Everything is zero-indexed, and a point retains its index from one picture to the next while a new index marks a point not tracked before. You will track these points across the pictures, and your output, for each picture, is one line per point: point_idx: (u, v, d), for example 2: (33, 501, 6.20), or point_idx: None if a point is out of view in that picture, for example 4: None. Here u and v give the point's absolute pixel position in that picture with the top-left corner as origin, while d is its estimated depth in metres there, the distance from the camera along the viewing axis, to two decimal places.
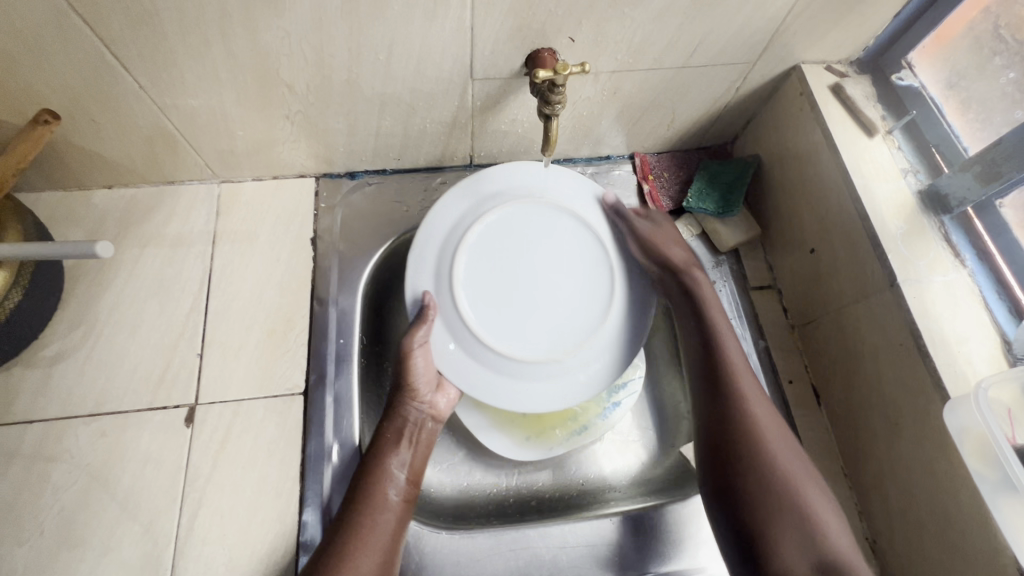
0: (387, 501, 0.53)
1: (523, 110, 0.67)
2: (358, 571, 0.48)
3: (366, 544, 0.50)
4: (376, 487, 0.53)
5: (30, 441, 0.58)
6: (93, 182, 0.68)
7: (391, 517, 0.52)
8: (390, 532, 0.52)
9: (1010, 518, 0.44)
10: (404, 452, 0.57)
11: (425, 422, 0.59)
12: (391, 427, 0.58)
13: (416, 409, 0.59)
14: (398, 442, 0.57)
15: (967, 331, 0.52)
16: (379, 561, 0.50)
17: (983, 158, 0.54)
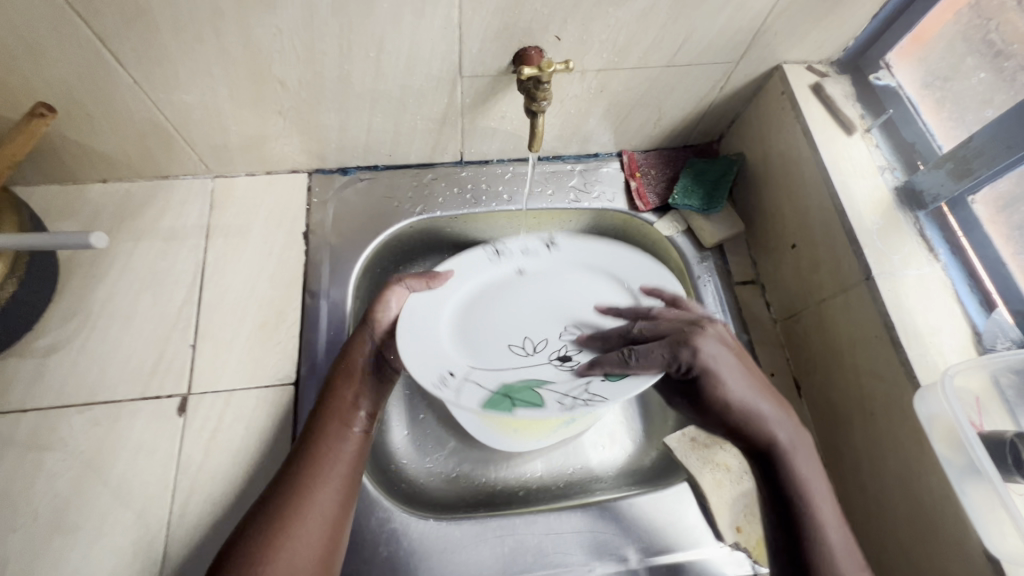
0: (346, 437, 0.54)
1: (512, 108, 0.68)
2: (317, 505, 0.50)
3: (323, 479, 0.51)
4: (334, 424, 0.54)
5: (24, 430, 0.59)
6: (88, 176, 0.70)
7: (349, 451, 0.54)
8: (349, 464, 0.53)
9: (976, 502, 0.46)
10: (360, 389, 0.58)
11: (384, 361, 0.61)
12: (348, 366, 0.59)
13: (372, 346, 0.61)
14: (355, 378, 0.58)
15: (939, 322, 0.54)
16: (339, 497, 0.51)
17: (955, 156, 0.56)
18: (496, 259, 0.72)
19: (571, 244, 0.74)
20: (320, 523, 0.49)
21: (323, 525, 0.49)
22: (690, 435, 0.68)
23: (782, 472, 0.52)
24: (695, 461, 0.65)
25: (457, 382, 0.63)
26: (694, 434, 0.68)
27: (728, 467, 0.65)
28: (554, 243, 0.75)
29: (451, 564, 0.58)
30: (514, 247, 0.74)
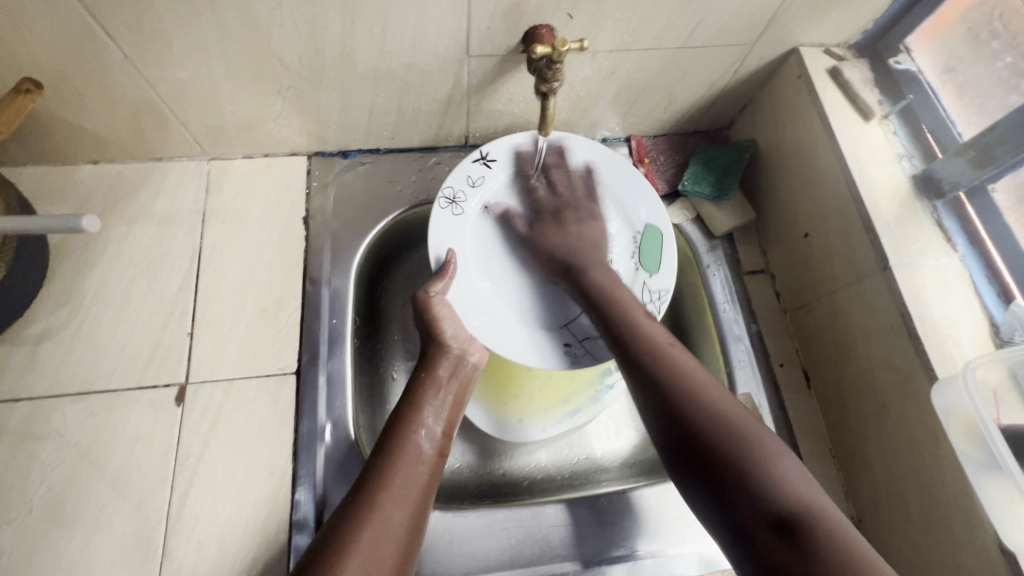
0: (421, 452, 0.52)
1: (520, 90, 0.66)
2: (388, 519, 0.46)
3: (396, 495, 0.48)
4: (411, 436, 0.53)
5: (16, 419, 0.57)
6: (78, 157, 0.67)
7: (424, 469, 0.51)
8: (424, 484, 0.50)
9: (993, 496, 0.46)
10: (439, 404, 0.57)
11: (464, 369, 0.60)
12: (429, 377, 0.58)
13: (452, 360, 0.60)
14: (436, 394, 0.57)
15: (956, 314, 0.53)
16: (412, 512, 0.48)
17: (978, 144, 0.54)
18: (457, 212, 0.65)
19: (506, 144, 0.66)
20: (391, 539, 0.45)
21: (393, 541, 0.45)
22: None
23: (644, 364, 0.51)
24: None
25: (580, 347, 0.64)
26: None
27: None
28: (489, 157, 0.65)
29: (457, 556, 0.57)
30: (460, 186, 0.65)
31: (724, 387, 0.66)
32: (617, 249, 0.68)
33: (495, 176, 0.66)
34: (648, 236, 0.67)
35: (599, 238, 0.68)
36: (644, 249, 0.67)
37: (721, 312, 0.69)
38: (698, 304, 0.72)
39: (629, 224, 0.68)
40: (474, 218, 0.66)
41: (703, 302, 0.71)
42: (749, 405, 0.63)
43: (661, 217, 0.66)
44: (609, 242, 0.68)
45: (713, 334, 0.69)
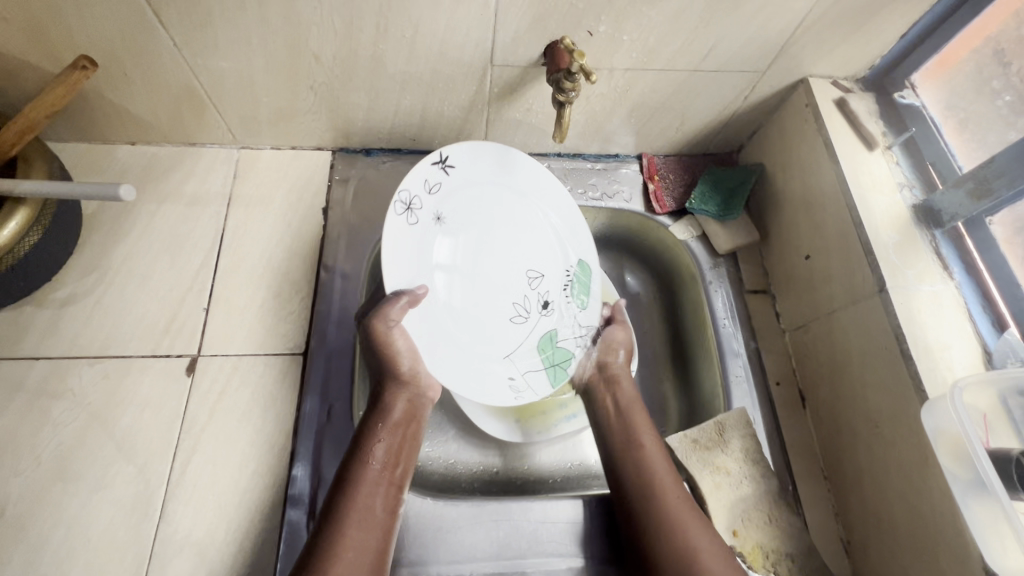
0: (374, 514, 0.51)
1: (538, 101, 0.69)
2: None
3: (344, 567, 0.46)
4: (362, 495, 0.51)
5: (35, 376, 0.59)
6: (117, 137, 0.71)
7: (376, 533, 0.50)
8: (376, 549, 0.49)
9: (978, 516, 0.46)
10: (391, 453, 0.55)
11: (417, 409, 0.58)
12: (382, 424, 0.56)
13: (406, 400, 0.58)
14: (387, 442, 0.55)
15: (950, 339, 0.54)
16: None
17: (976, 175, 0.56)
18: (411, 221, 0.59)
19: (464, 153, 0.63)
20: None
21: None
22: (692, 437, 0.64)
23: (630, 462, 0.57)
24: (695, 462, 0.63)
25: (522, 382, 0.65)
26: (696, 435, 0.64)
27: (728, 471, 0.63)
28: (448, 162, 0.62)
29: (445, 545, 0.58)
30: (417, 191, 0.59)
31: (720, 400, 0.68)
32: (554, 280, 0.69)
33: (449, 182, 0.62)
34: (580, 273, 0.70)
35: (538, 265, 0.68)
36: (577, 283, 0.70)
37: (721, 327, 0.71)
38: (699, 318, 0.74)
39: (563, 258, 0.70)
40: (429, 229, 0.61)
41: (704, 317, 0.73)
42: (744, 419, 0.65)
43: (592, 254, 0.71)
44: (548, 271, 0.69)
45: (713, 348, 0.71)
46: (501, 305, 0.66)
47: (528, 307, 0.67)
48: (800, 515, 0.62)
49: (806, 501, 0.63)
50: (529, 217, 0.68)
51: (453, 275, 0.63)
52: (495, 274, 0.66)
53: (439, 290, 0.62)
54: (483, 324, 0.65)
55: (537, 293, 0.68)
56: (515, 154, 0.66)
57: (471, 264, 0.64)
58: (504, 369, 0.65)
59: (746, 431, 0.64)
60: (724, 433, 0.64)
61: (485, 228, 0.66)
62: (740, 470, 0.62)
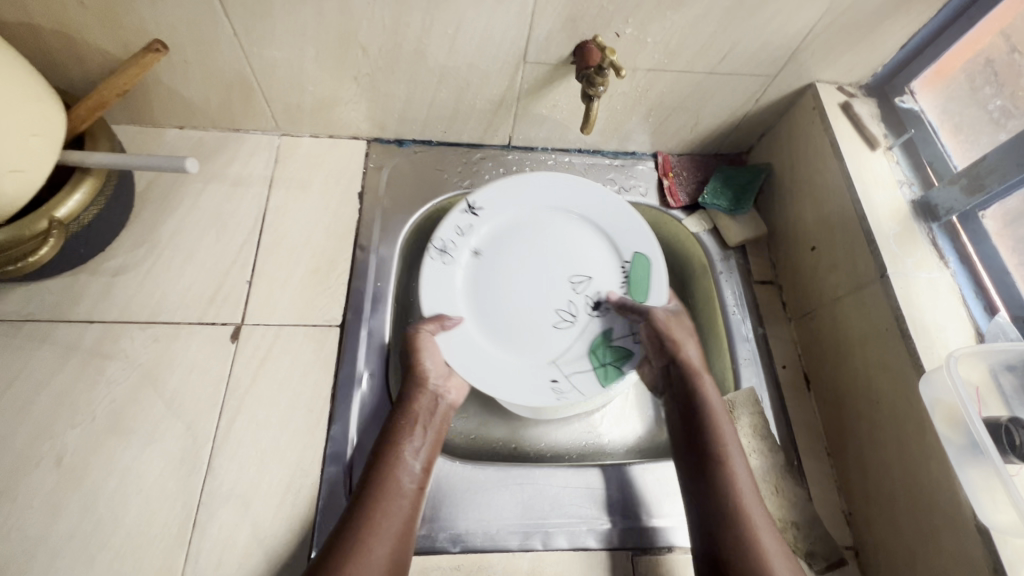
0: (403, 487, 0.55)
1: (564, 98, 0.74)
2: (371, 555, 0.50)
3: (379, 532, 0.51)
4: (393, 475, 0.56)
5: (90, 338, 0.63)
6: (168, 121, 0.76)
7: (405, 504, 0.55)
8: (404, 519, 0.54)
9: (972, 477, 0.50)
10: (419, 441, 0.59)
11: (440, 407, 0.63)
12: (405, 416, 0.60)
13: (430, 397, 0.62)
14: (413, 431, 0.60)
15: (946, 321, 0.59)
16: (394, 545, 0.52)
17: (970, 172, 0.61)
18: (447, 260, 0.69)
19: (494, 196, 0.71)
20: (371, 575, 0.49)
21: None
22: None
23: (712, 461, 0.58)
24: None
25: (566, 383, 0.66)
26: None
27: None
28: (475, 206, 0.71)
29: (471, 505, 0.61)
30: (449, 237, 0.70)
31: (729, 381, 0.72)
32: (605, 279, 0.70)
33: (483, 223, 0.71)
34: (636, 265, 0.70)
35: (586, 271, 0.71)
36: (633, 279, 0.70)
37: (730, 314, 0.75)
38: (710, 307, 0.78)
39: (617, 254, 0.71)
40: (466, 266, 0.70)
41: (714, 305, 0.77)
42: (752, 398, 0.69)
43: (647, 244, 0.70)
44: (596, 273, 0.71)
45: (723, 334, 0.75)
46: (545, 314, 0.69)
47: (575, 310, 0.70)
48: (804, 488, 0.65)
49: (811, 475, 0.66)
50: (575, 232, 0.73)
51: (497, 300, 0.69)
52: (553, 290, 0.70)
53: (501, 313, 0.69)
54: (529, 334, 0.69)
55: (586, 296, 0.70)
56: (533, 176, 0.72)
57: (523, 287, 0.70)
58: (549, 373, 0.67)
59: (755, 409, 0.68)
60: (734, 409, 0.68)
61: (538, 253, 0.71)
62: (749, 444, 0.66)
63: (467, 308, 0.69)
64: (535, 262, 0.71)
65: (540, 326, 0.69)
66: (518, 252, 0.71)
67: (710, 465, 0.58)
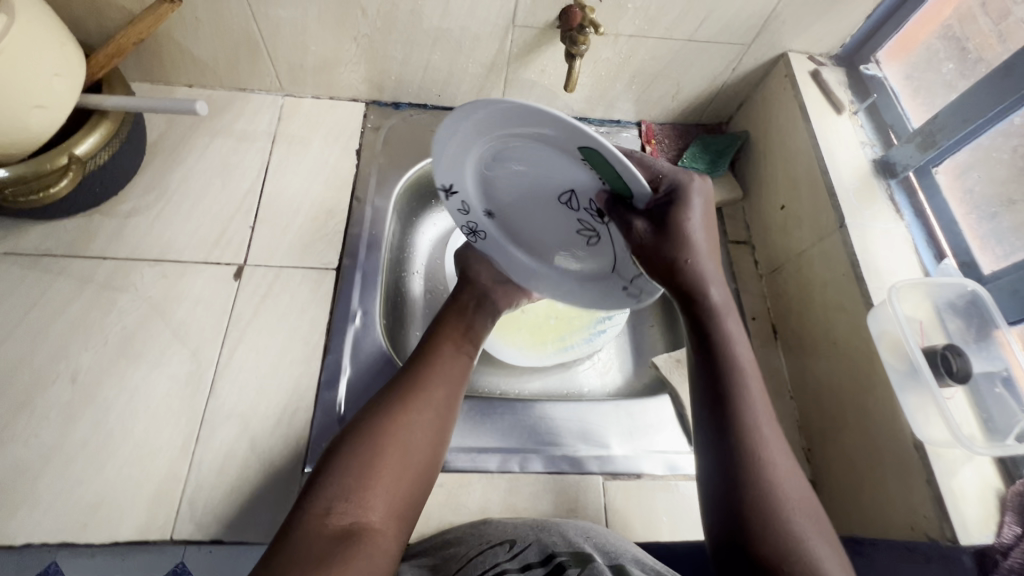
0: (452, 361, 0.60)
1: (551, 63, 0.79)
2: (419, 413, 0.53)
3: (429, 391, 0.55)
4: (442, 351, 0.61)
5: (103, 272, 0.68)
6: (178, 79, 0.80)
7: (456, 374, 0.59)
8: (454, 386, 0.58)
9: (911, 400, 0.55)
10: (464, 330, 0.65)
11: (488, 305, 0.69)
12: (456, 306, 0.68)
13: (476, 294, 0.69)
14: (460, 319, 0.66)
15: (897, 266, 0.63)
16: (443, 405, 0.55)
17: (924, 131, 0.65)
18: (480, 237, 0.67)
19: (441, 170, 0.58)
20: (423, 426, 0.53)
21: (425, 429, 0.53)
22: (676, 356, 0.76)
23: (717, 368, 0.48)
24: (677, 376, 0.74)
25: (637, 287, 0.58)
26: (680, 355, 0.76)
27: None
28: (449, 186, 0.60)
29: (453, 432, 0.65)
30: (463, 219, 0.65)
31: None
32: (587, 186, 0.50)
33: (467, 192, 0.60)
34: (594, 158, 0.44)
35: (562, 186, 0.51)
36: (601, 169, 0.45)
37: None
38: None
39: (564, 152, 0.46)
40: (494, 228, 0.64)
41: None
42: None
43: (580, 134, 0.41)
44: (571, 180, 0.50)
45: None
46: (572, 241, 0.59)
47: (592, 224, 0.55)
48: None
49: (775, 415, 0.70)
50: (511, 168, 0.53)
51: (530, 237, 0.62)
52: (563, 211, 0.55)
53: (542, 250, 0.63)
54: (577, 251, 0.60)
55: (586, 208, 0.53)
56: (438, 151, 0.54)
57: (543, 225, 0.59)
58: (617, 280, 0.59)
59: None
60: None
61: (513, 194, 0.56)
62: None
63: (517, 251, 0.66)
64: (517, 198, 0.57)
65: (589, 232, 0.56)
66: (505, 187, 0.56)
67: (723, 382, 0.48)
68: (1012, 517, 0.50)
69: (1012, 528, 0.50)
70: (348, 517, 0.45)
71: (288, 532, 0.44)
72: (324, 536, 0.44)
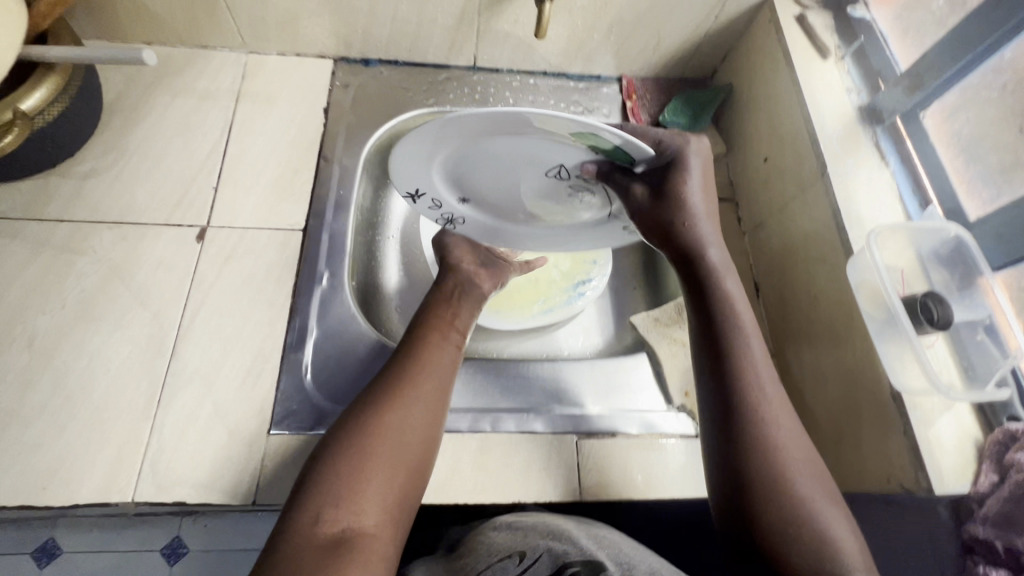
0: (439, 352, 0.58)
1: (524, 12, 0.75)
2: (407, 408, 0.52)
3: (415, 386, 0.53)
4: (427, 342, 0.58)
5: (60, 235, 0.66)
6: (135, 37, 0.77)
7: (444, 363, 0.57)
8: (442, 376, 0.56)
9: (890, 350, 0.53)
10: (451, 315, 0.63)
11: (474, 288, 0.67)
12: (443, 293, 0.65)
13: (464, 278, 0.67)
14: (448, 306, 0.64)
15: (880, 215, 0.61)
16: (431, 400, 0.54)
17: (912, 73, 0.63)
18: (459, 221, 0.65)
19: (407, 179, 0.57)
20: (412, 422, 0.51)
21: (416, 425, 0.51)
22: (654, 315, 0.74)
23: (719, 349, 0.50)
24: (654, 335, 0.72)
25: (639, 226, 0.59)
26: (658, 314, 0.74)
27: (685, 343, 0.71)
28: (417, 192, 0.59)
29: None
30: (436, 213, 0.63)
31: None
32: (575, 159, 0.49)
33: (439, 188, 0.59)
34: (584, 133, 0.44)
35: (548, 164, 0.51)
36: (592, 142, 0.46)
37: None
38: None
39: (548, 133, 0.46)
40: (474, 212, 0.63)
41: None
42: None
43: (566, 117, 0.42)
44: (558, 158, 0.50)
45: None
46: (567, 206, 0.58)
47: (584, 189, 0.54)
48: None
49: None
50: (489, 159, 0.52)
51: (519, 213, 0.61)
52: (550, 186, 0.55)
53: (534, 221, 0.62)
54: (572, 214, 0.59)
55: (574, 179, 0.53)
56: (403, 164, 0.53)
57: (532, 201, 0.58)
58: (616, 225, 0.60)
59: None
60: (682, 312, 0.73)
61: (494, 180, 0.55)
62: None
63: (504, 226, 0.64)
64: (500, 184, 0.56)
65: (580, 197, 0.56)
66: (481, 179, 0.55)
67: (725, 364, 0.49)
68: (988, 466, 0.49)
69: (988, 476, 0.49)
70: (342, 523, 0.44)
71: (278, 544, 0.43)
72: (317, 544, 0.43)
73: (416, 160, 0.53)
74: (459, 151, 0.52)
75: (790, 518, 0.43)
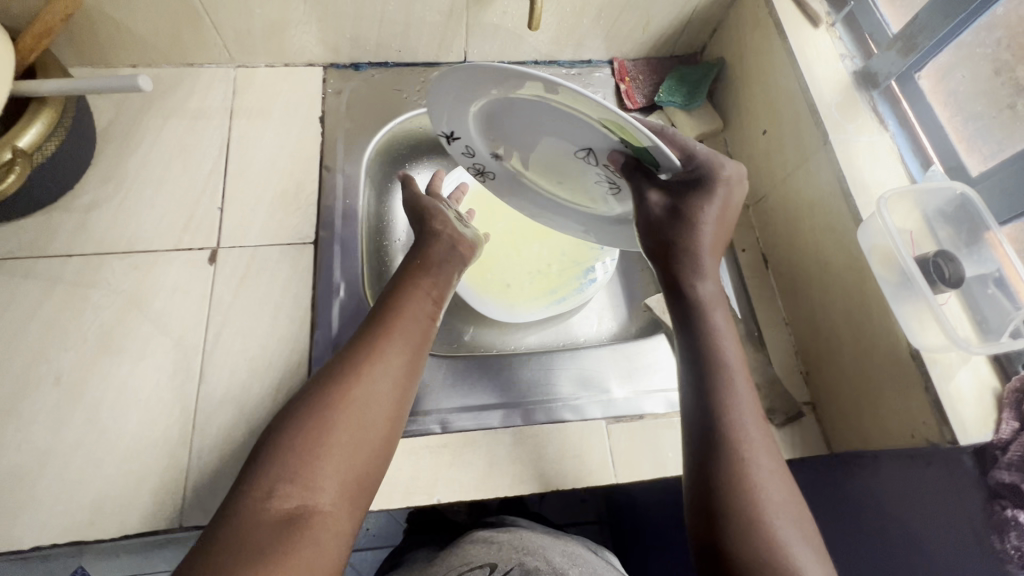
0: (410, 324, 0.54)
1: (513, 4, 0.75)
2: (372, 387, 0.49)
3: (376, 369, 0.50)
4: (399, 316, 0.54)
5: (70, 270, 0.65)
6: (119, 60, 0.75)
7: (413, 340, 0.54)
8: (411, 359, 0.53)
9: (907, 311, 0.54)
10: (426, 284, 0.59)
11: (455, 252, 0.63)
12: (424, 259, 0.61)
13: (445, 240, 0.63)
14: (424, 273, 0.60)
15: (884, 178, 0.62)
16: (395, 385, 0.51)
17: (904, 35, 0.63)
18: (490, 175, 0.69)
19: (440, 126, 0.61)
20: (375, 409, 0.48)
21: (380, 413, 0.49)
22: None
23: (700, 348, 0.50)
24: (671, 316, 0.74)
25: None
26: None
27: None
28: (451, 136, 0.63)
29: (454, 393, 0.66)
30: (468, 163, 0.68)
31: None
32: (603, 146, 0.52)
33: (471, 140, 0.63)
34: (615, 127, 0.46)
35: (577, 144, 0.54)
36: (624, 136, 0.47)
37: None
38: None
39: (580, 116, 0.48)
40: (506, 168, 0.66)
41: None
42: None
43: (599, 107, 0.43)
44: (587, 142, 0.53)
45: None
46: (594, 189, 0.61)
47: (613, 178, 0.57)
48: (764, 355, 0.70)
49: (771, 342, 0.71)
50: (521, 124, 0.55)
51: (547, 180, 0.64)
52: (579, 165, 0.58)
53: (561, 192, 0.65)
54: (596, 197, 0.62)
55: (602, 165, 0.55)
56: (437, 108, 0.57)
57: (559, 174, 0.61)
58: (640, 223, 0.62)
59: None
60: None
61: (525, 146, 0.59)
62: None
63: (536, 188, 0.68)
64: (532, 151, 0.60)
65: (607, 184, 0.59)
66: (509, 138, 0.59)
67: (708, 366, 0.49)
68: (1009, 413, 0.51)
69: (1010, 423, 0.51)
70: (292, 501, 0.42)
71: (220, 520, 0.41)
72: (263, 521, 0.41)
73: (451, 108, 0.57)
74: (495, 110, 0.55)
75: (744, 523, 0.42)
